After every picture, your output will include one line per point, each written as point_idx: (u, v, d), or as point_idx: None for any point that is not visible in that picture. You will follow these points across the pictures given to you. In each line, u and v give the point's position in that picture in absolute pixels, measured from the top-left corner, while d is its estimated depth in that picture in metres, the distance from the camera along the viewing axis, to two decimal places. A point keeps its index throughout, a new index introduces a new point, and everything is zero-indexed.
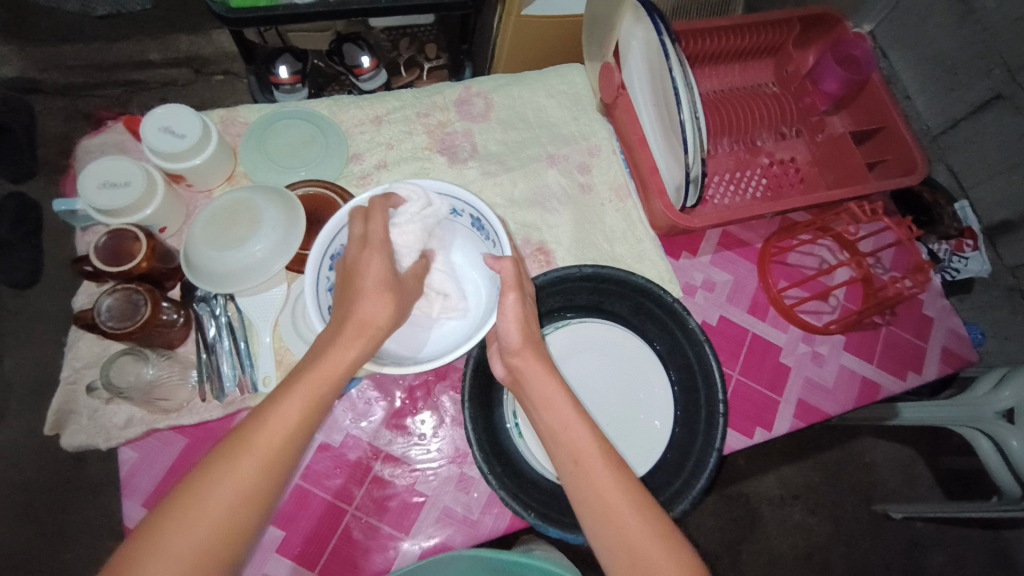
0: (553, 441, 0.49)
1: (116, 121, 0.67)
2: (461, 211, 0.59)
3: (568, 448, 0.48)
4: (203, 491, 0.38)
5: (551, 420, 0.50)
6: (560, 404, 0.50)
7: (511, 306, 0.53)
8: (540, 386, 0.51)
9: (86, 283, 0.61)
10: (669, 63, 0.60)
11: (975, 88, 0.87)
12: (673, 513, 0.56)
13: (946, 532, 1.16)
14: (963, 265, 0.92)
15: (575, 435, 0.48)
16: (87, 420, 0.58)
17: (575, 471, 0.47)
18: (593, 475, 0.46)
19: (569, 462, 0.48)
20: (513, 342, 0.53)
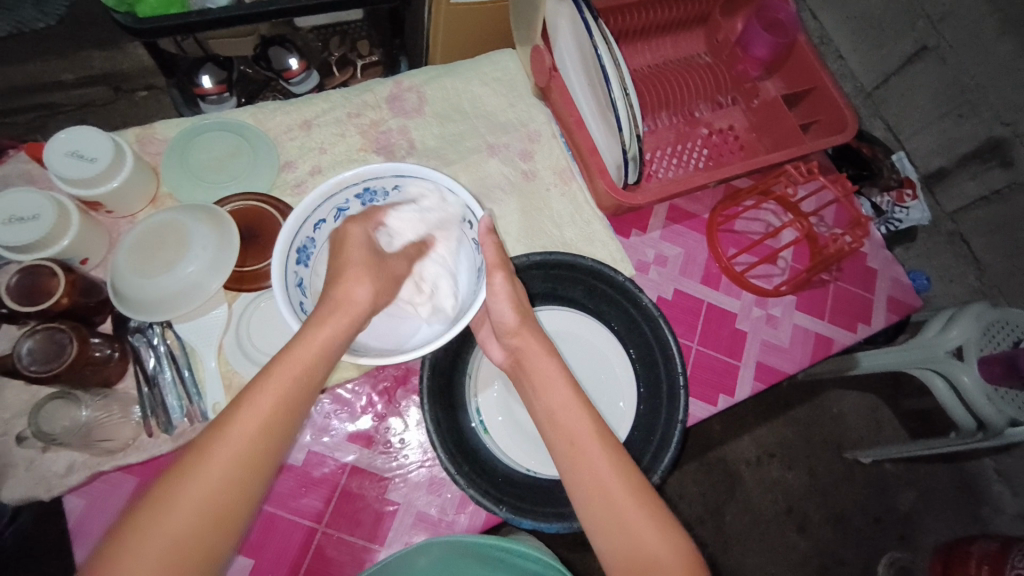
0: (549, 424, 0.49)
1: (19, 150, 0.63)
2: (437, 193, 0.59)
3: (563, 430, 0.48)
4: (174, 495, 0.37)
5: (550, 402, 0.50)
6: (557, 386, 0.50)
7: (500, 286, 0.54)
8: (540, 365, 0.52)
9: (5, 327, 0.57)
10: (594, 42, 0.60)
11: (900, 41, 0.89)
12: (654, 479, 0.57)
13: (913, 471, 1.21)
14: (904, 215, 0.95)
15: (572, 418, 0.48)
16: (24, 472, 0.55)
17: (571, 453, 0.47)
18: (587, 457, 0.47)
19: (562, 443, 0.48)
20: (508, 322, 0.54)
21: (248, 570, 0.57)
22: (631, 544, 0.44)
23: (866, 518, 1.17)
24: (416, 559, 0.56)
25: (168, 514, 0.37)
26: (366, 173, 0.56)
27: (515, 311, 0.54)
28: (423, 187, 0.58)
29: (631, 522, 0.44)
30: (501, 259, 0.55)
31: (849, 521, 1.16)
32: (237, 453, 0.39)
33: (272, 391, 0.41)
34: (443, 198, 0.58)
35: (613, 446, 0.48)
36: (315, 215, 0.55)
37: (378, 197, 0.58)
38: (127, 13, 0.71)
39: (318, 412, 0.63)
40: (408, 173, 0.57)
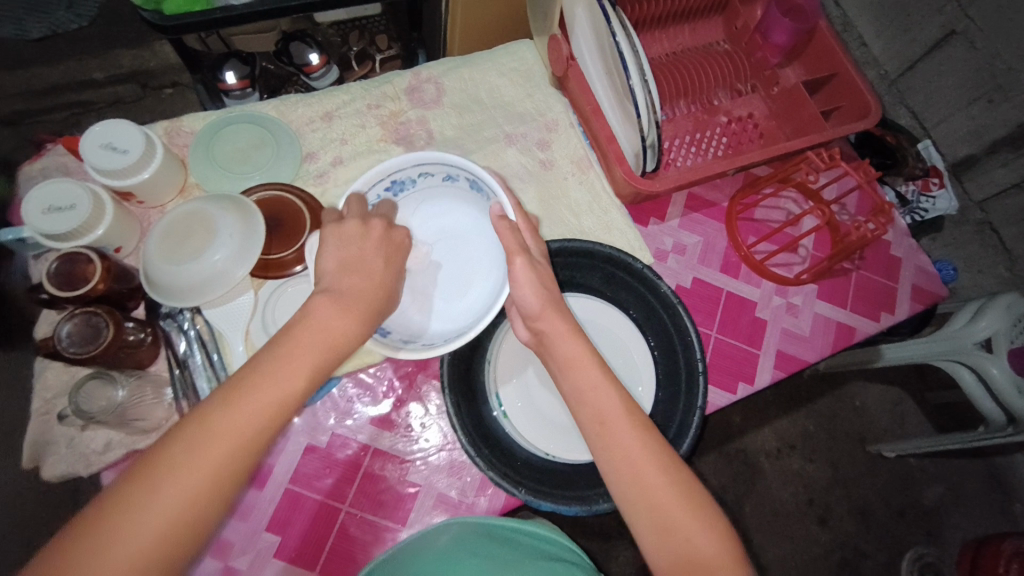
0: (579, 402, 0.49)
1: (56, 143, 0.65)
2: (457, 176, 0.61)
3: (593, 410, 0.48)
4: (187, 445, 0.37)
5: (579, 383, 0.49)
6: (585, 367, 0.50)
7: (521, 271, 0.52)
8: (564, 347, 0.51)
9: (45, 312, 0.60)
10: (612, 28, 0.60)
11: (927, 26, 0.87)
12: (681, 449, 0.58)
13: (940, 465, 1.19)
14: (931, 204, 0.93)
15: (604, 399, 0.48)
16: (65, 449, 0.57)
17: (602, 434, 0.47)
18: (617, 436, 0.47)
19: (592, 424, 0.48)
20: (532, 307, 0.52)
21: (275, 548, 0.59)
22: (666, 524, 0.44)
23: (891, 513, 1.15)
24: (435, 539, 0.57)
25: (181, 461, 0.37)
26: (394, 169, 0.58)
27: (540, 297, 0.52)
28: (445, 169, 0.61)
29: (664, 502, 0.45)
30: (520, 244, 0.52)
31: (872, 515, 1.15)
32: (248, 419, 0.39)
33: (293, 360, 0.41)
34: (464, 177, 0.61)
35: (644, 425, 0.48)
36: (359, 217, 0.57)
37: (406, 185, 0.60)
38: (154, 11, 0.73)
39: (341, 396, 0.64)
40: (429, 160, 0.59)
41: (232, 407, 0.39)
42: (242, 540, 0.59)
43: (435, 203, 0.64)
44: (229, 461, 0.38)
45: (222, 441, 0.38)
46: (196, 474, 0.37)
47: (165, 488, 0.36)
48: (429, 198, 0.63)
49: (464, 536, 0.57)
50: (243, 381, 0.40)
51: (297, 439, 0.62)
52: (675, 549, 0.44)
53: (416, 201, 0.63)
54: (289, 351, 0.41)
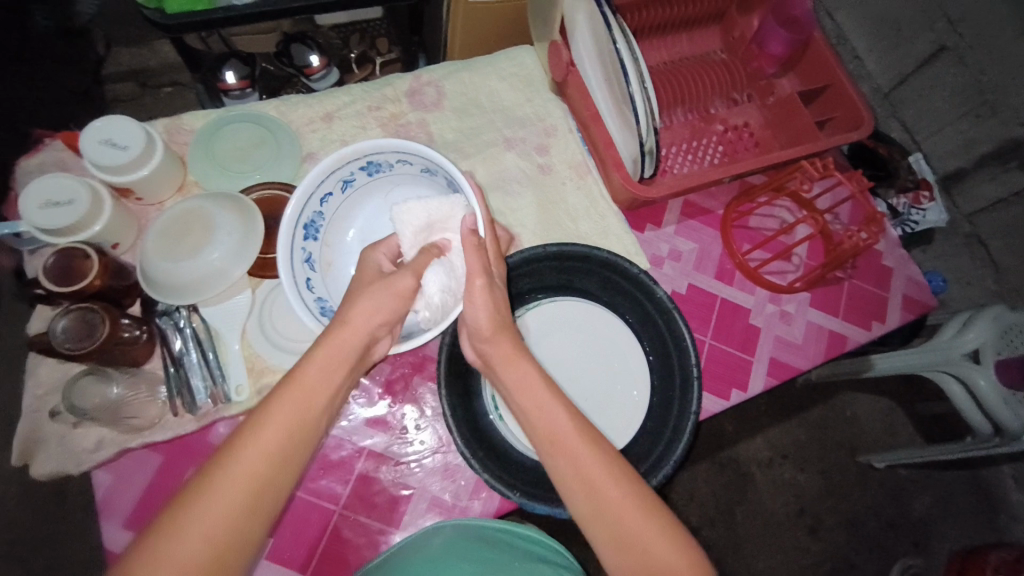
0: (530, 421, 0.48)
1: (54, 138, 0.65)
2: (435, 170, 0.61)
3: (544, 428, 0.47)
4: (182, 525, 0.36)
5: (525, 402, 0.49)
6: (534, 385, 0.49)
7: (479, 291, 0.51)
8: (511, 370, 0.50)
9: (39, 308, 0.59)
10: (613, 35, 0.62)
11: (918, 41, 0.89)
12: (654, 482, 0.57)
13: (928, 475, 1.20)
14: (921, 217, 0.94)
15: (550, 415, 0.47)
16: (55, 447, 0.57)
17: (554, 452, 0.46)
18: (568, 453, 0.46)
19: (544, 443, 0.47)
20: (482, 325, 0.51)
21: (267, 549, 0.59)
22: (623, 538, 0.43)
23: (879, 522, 1.16)
24: (429, 541, 0.57)
25: (178, 543, 0.35)
26: (366, 149, 0.60)
27: (491, 321, 0.51)
28: (423, 163, 0.62)
29: (620, 515, 0.43)
30: (483, 266, 0.52)
31: (861, 524, 1.16)
32: (243, 488, 0.37)
33: (283, 420, 0.40)
34: (442, 174, 0.61)
35: (596, 439, 0.46)
36: (321, 189, 0.59)
37: (381, 168, 0.63)
38: (156, 10, 0.73)
39: None
40: (407, 150, 0.60)
41: (222, 477, 0.37)
42: None
43: (409, 187, 0.66)
44: (265, 479, 0.38)
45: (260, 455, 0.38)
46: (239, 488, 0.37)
47: (189, 530, 0.36)
48: (404, 182, 0.65)
49: (457, 538, 0.57)
50: (232, 449, 0.38)
51: None
52: (635, 562, 0.42)
53: (391, 183, 0.65)
54: (313, 374, 0.42)
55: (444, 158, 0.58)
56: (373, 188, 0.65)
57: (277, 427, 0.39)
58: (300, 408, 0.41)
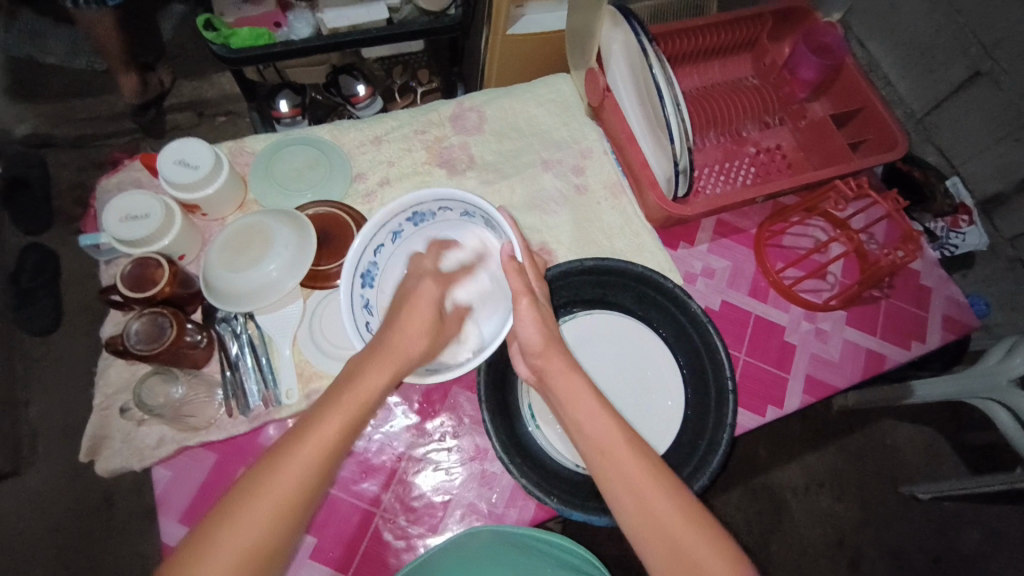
0: (578, 435, 0.50)
1: (133, 160, 0.71)
2: (474, 213, 0.63)
3: (592, 441, 0.49)
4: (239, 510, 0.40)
5: (576, 413, 0.50)
6: (585, 397, 0.50)
7: (526, 310, 0.55)
8: (563, 382, 0.52)
9: (112, 313, 0.64)
10: (649, 60, 0.65)
11: (952, 67, 0.90)
12: (695, 488, 0.58)
13: (976, 509, 1.15)
14: (960, 241, 0.94)
15: (599, 428, 0.49)
16: (121, 443, 0.61)
17: (602, 463, 0.48)
18: (615, 464, 0.47)
19: (593, 453, 0.49)
20: (534, 343, 0.54)
21: (312, 548, 0.61)
22: (673, 548, 0.44)
23: (925, 557, 1.11)
24: (465, 546, 0.58)
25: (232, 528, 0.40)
26: (412, 200, 0.61)
27: (541, 333, 0.54)
28: (463, 207, 0.63)
29: (669, 526, 0.45)
30: (525, 286, 0.56)
31: (905, 559, 1.11)
32: (291, 484, 0.41)
33: (336, 423, 0.44)
34: (480, 216, 0.63)
35: (644, 451, 0.48)
36: (374, 241, 0.60)
37: (427, 218, 0.64)
38: (223, 45, 0.78)
39: (380, 403, 0.67)
40: (448, 196, 0.62)
41: (276, 473, 0.41)
42: None
43: (457, 235, 0.67)
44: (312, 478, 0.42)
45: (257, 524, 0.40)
46: (233, 554, 0.39)
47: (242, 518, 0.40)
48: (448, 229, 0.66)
49: (492, 544, 0.58)
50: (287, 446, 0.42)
51: None
52: (683, 572, 0.43)
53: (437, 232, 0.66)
54: (366, 381, 0.46)
55: (481, 199, 0.60)
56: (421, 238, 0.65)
57: (331, 429, 0.43)
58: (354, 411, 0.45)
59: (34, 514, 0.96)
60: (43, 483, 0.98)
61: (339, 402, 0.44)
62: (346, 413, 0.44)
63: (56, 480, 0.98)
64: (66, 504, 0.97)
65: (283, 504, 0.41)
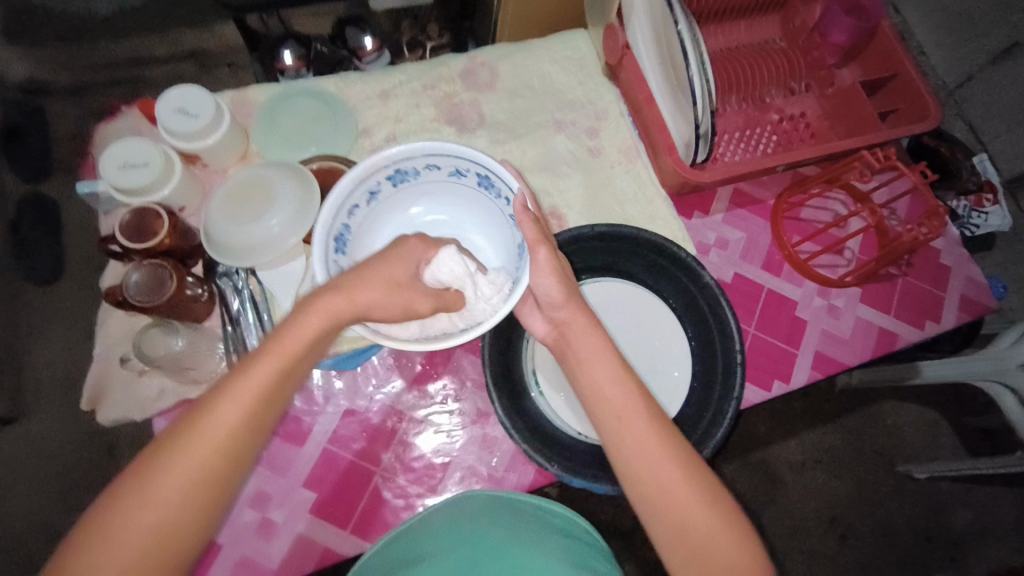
0: (594, 400, 0.49)
1: (132, 107, 0.69)
2: (467, 171, 0.60)
3: (609, 404, 0.48)
4: (166, 462, 0.39)
5: (593, 376, 0.49)
6: (603, 361, 0.49)
7: (544, 261, 0.51)
8: (585, 341, 0.51)
9: (112, 264, 0.64)
10: (675, 17, 0.60)
11: (990, 37, 0.85)
12: (705, 452, 0.58)
13: (972, 491, 1.15)
14: (983, 221, 0.90)
15: (615, 392, 0.48)
16: (122, 393, 0.61)
17: (617, 427, 0.47)
18: (630, 430, 0.47)
19: (609, 418, 0.48)
20: (555, 297, 0.52)
21: (311, 503, 0.61)
22: (679, 517, 0.45)
23: (917, 537, 1.12)
24: (467, 501, 0.58)
25: (157, 479, 0.39)
26: (395, 155, 0.57)
27: (562, 287, 0.52)
28: (453, 165, 0.60)
29: (675, 494, 0.45)
30: (540, 234, 0.52)
31: (897, 537, 1.12)
32: (224, 434, 0.40)
33: (266, 372, 0.41)
34: (473, 174, 0.60)
35: (667, 425, 0.47)
36: (349, 200, 0.57)
37: (409, 177, 0.60)
38: None
39: (382, 363, 0.66)
40: (437, 152, 0.58)
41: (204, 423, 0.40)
42: (282, 492, 0.61)
43: (437, 198, 0.64)
44: (240, 430, 0.41)
45: (185, 474, 0.39)
46: (169, 492, 0.39)
47: (172, 465, 0.39)
48: (430, 191, 0.63)
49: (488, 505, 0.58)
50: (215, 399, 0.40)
51: (338, 402, 0.64)
52: (684, 538, 0.44)
53: (419, 192, 0.63)
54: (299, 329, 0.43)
55: (488, 157, 0.57)
56: (400, 200, 0.62)
57: (260, 378, 0.41)
58: (284, 361, 0.42)
59: (37, 460, 0.98)
60: (48, 431, 0.99)
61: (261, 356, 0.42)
62: (285, 352, 0.42)
63: (56, 429, 0.99)
64: (67, 451, 0.98)
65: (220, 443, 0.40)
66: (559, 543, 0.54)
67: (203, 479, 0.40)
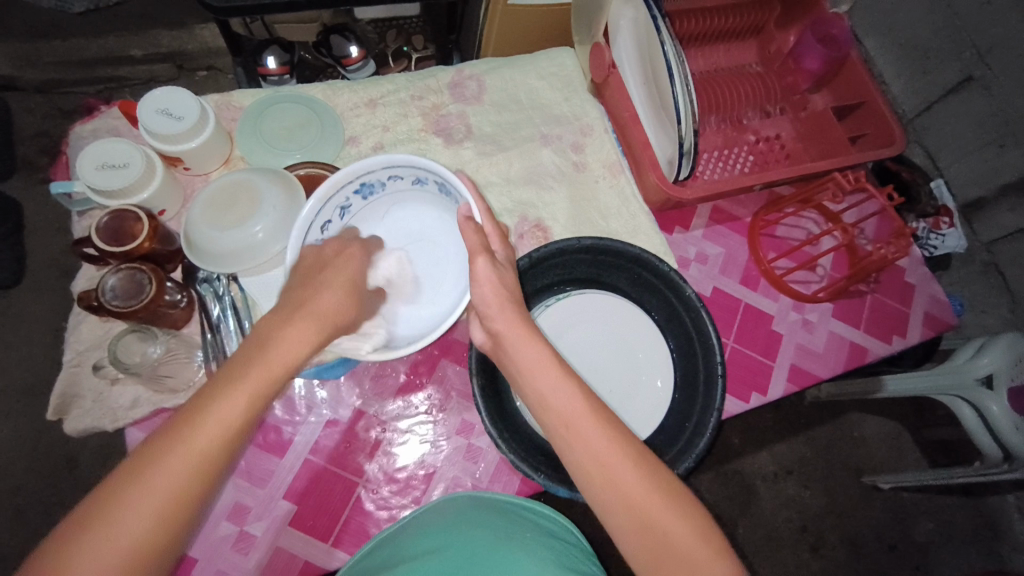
0: (546, 410, 0.47)
1: (111, 107, 0.68)
2: (426, 179, 0.62)
3: (558, 413, 0.46)
4: (139, 482, 0.35)
5: (538, 383, 0.47)
6: (546, 368, 0.48)
7: (483, 272, 0.52)
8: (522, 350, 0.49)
9: (85, 267, 0.62)
10: (661, 37, 0.62)
11: (945, 70, 0.90)
12: (678, 470, 0.58)
13: (933, 502, 1.19)
14: (940, 242, 0.96)
15: (560, 399, 0.46)
16: (92, 403, 0.58)
17: (565, 433, 0.45)
18: (582, 436, 0.45)
19: (558, 428, 0.46)
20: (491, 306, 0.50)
21: (290, 516, 0.60)
22: (642, 522, 0.42)
23: (882, 547, 1.15)
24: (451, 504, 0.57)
25: (130, 502, 0.35)
26: (359, 169, 0.58)
27: (495, 294, 0.51)
28: (415, 174, 0.62)
29: (637, 498, 0.43)
30: (483, 244, 0.53)
31: (863, 547, 1.15)
32: (206, 450, 0.37)
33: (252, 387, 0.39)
34: (433, 181, 0.62)
35: (616, 425, 0.45)
36: (322, 215, 0.57)
37: (376, 189, 0.62)
38: None
39: (366, 372, 0.65)
40: (398, 164, 0.60)
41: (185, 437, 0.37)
42: (260, 505, 0.60)
43: (404, 206, 0.66)
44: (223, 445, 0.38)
45: (161, 496, 0.36)
46: (142, 518, 0.35)
47: (145, 488, 0.35)
48: (399, 199, 0.65)
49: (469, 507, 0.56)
50: (200, 411, 0.38)
51: (320, 412, 0.63)
52: (651, 547, 0.42)
53: (387, 202, 0.64)
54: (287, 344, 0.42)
55: (437, 164, 0.59)
56: (369, 212, 0.64)
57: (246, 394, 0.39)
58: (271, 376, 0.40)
59: None
60: (3, 442, 0.94)
61: (237, 382, 0.39)
62: (271, 364, 0.41)
63: (11, 440, 0.94)
64: (23, 464, 0.93)
65: (202, 461, 0.37)
66: (546, 543, 0.52)
67: (181, 502, 0.36)
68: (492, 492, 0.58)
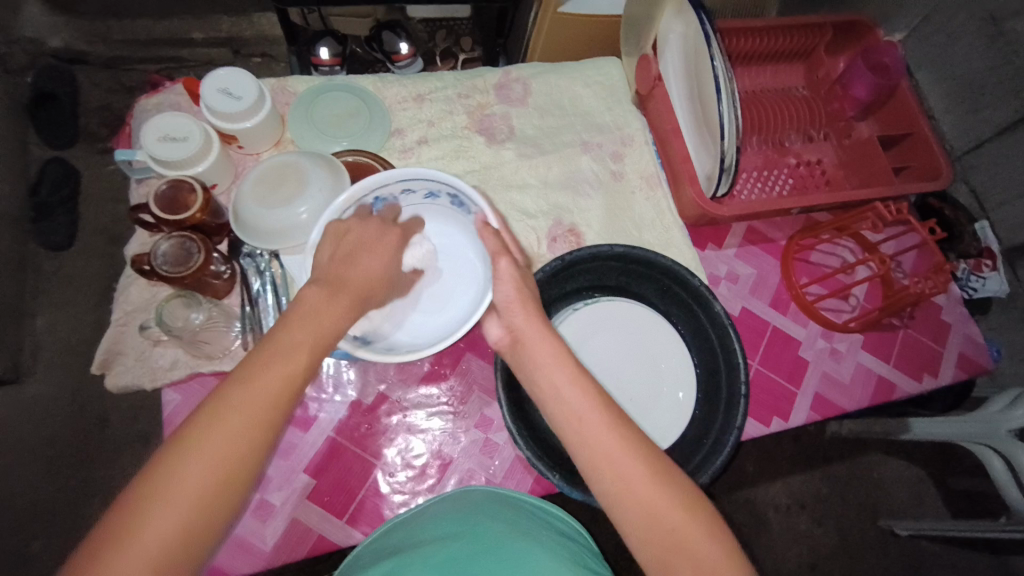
0: (551, 400, 0.46)
1: (174, 83, 0.71)
2: (438, 191, 0.63)
3: (564, 402, 0.46)
4: (195, 448, 0.37)
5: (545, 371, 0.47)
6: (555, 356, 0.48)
7: (505, 269, 0.53)
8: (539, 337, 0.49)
9: (138, 233, 0.65)
10: (710, 49, 0.60)
11: (1000, 108, 0.88)
12: (701, 480, 0.57)
13: (951, 551, 1.16)
14: (980, 285, 0.93)
15: (566, 388, 0.46)
16: (134, 360, 0.61)
17: (571, 422, 0.45)
18: (588, 425, 0.44)
19: (565, 415, 0.45)
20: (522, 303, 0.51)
21: (308, 490, 0.61)
22: (652, 517, 0.42)
23: None
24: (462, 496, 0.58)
25: (186, 466, 0.37)
26: (371, 183, 0.59)
27: (517, 291, 0.52)
28: (427, 187, 0.63)
29: (642, 487, 0.43)
30: (502, 245, 0.54)
31: None
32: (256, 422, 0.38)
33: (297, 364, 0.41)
34: (445, 194, 0.64)
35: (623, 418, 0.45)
36: None
37: (389, 202, 0.62)
38: None
39: (392, 358, 0.66)
40: (411, 177, 0.60)
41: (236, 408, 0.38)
42: (281, 476, 0.61)
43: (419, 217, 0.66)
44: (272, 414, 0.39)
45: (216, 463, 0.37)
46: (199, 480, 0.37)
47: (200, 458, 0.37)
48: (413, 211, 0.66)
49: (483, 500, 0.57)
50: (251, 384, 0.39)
51: (345, 392, 0.65)
52: (659, 539, 0.42)
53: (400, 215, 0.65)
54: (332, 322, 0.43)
55: (451, 176, 0.60)
56: None
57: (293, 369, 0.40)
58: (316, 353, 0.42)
59: None
60: None
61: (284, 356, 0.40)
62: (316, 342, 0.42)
63: None
64: (58, 417, 0.98)
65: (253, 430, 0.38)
66: (555, 539, 0.53)
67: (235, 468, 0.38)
68: (507, 490, 0.59)
